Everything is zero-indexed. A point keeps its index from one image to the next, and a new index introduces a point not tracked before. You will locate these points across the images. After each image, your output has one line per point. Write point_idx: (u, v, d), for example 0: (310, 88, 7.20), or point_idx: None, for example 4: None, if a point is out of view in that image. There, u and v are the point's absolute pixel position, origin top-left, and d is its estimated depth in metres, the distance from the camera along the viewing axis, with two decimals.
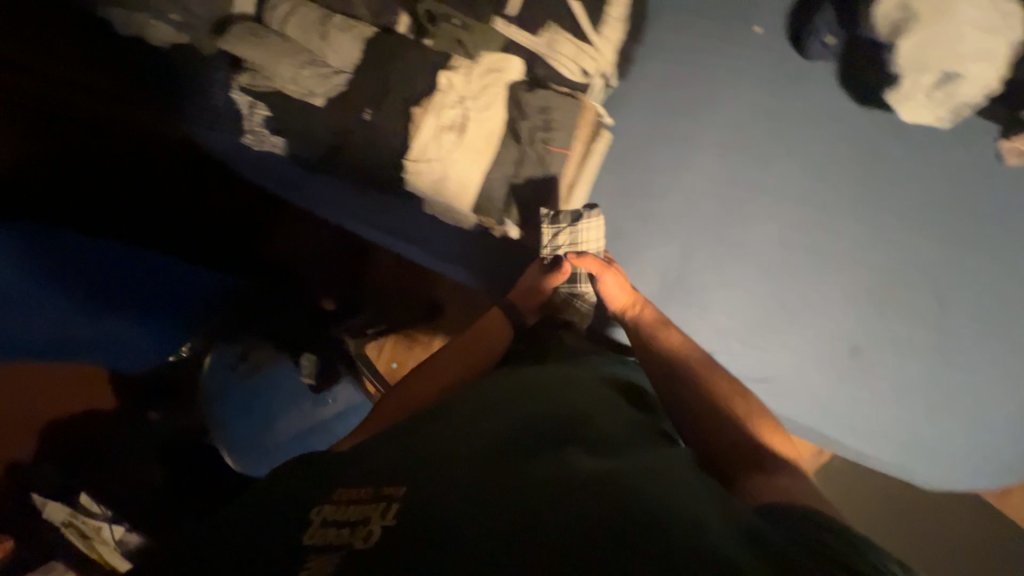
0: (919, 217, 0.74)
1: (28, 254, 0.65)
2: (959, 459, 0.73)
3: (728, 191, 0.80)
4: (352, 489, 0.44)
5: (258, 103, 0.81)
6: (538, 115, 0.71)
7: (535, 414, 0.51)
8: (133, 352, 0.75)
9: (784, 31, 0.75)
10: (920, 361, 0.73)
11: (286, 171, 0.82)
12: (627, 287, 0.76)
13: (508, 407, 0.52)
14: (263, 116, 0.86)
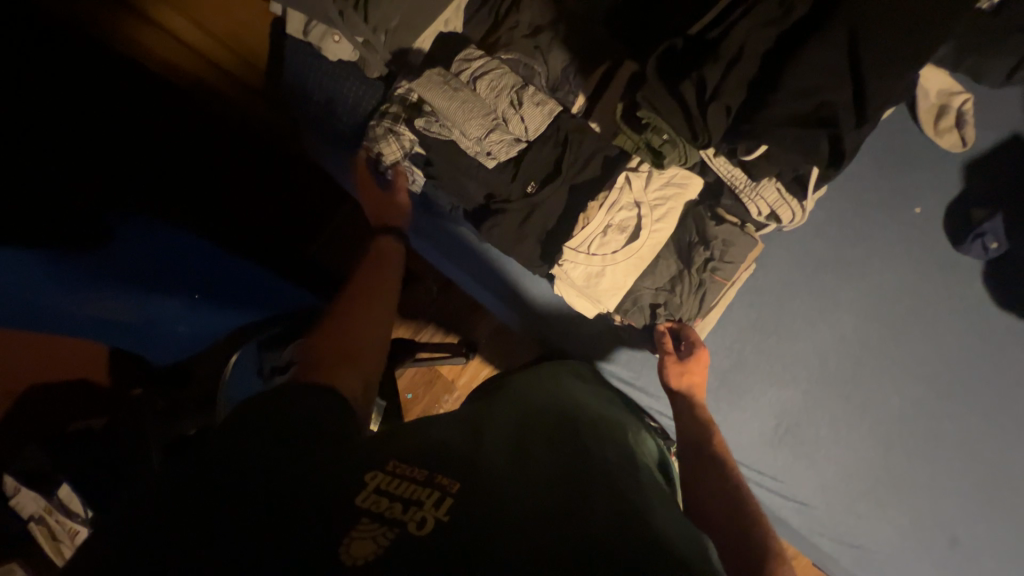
0: (1007, 405, 0.77)
1: (136, 244, 0.77)
2: None
3: (859, 352, 0.80)
4: (407, 465, 0.46)
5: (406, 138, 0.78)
6: (716, 244, 0.75)
7: (607, 470, 0.52)
8: (166, 339, 0.79)
9: (942, 221, 0.79)
10: (980, 544, 0.76)
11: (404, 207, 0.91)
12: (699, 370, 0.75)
13: (576, 451, 0.54)
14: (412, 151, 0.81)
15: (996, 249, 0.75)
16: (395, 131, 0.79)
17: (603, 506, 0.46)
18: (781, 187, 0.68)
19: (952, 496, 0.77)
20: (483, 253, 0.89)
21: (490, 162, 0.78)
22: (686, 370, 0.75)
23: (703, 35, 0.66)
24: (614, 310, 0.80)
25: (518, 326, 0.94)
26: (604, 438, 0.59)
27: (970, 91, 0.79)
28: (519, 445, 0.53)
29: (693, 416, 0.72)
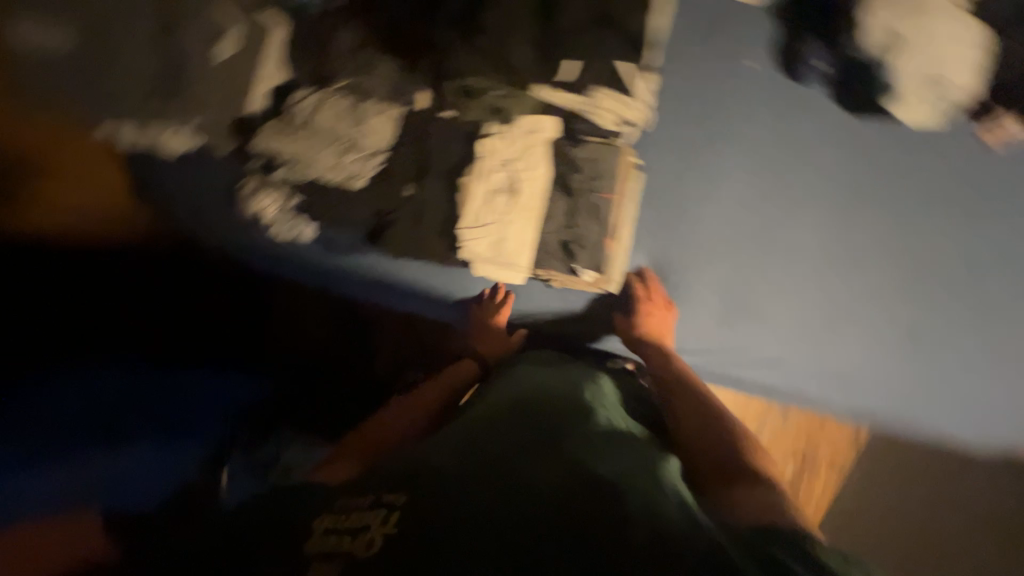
0: (904, 198, 0.82)
1: (81, 391, 0.73)
2: (965, 401, 0.84)
3: (762, 208, 0.84)
4: (354, 497, 0.50)
5: (275, 194, 0.82)
6: (589, 167, 0.78)
7: (557, 429, 0.57)
8: (143, 489, 0.72)
9: (778, 63, 0.84)
10: (933, 325, 0.83)
11: (305, 256, 0.87)
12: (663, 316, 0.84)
13: (529, 424, 0.59)
14: (284, 204, 0.83)
15: (828, 68, 0.81)
16: (261, 193, 0.82)
17: (570, 463, 0.51)
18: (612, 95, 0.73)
19: (892, 296, 0.83)
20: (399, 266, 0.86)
21: (358, 184, 0.80)
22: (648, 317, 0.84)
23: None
24: (531, 266, 0.81)
25: (468, 325, 0.89)
26: (563, 400, 0.64)
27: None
28: (475, 436, 0.58)
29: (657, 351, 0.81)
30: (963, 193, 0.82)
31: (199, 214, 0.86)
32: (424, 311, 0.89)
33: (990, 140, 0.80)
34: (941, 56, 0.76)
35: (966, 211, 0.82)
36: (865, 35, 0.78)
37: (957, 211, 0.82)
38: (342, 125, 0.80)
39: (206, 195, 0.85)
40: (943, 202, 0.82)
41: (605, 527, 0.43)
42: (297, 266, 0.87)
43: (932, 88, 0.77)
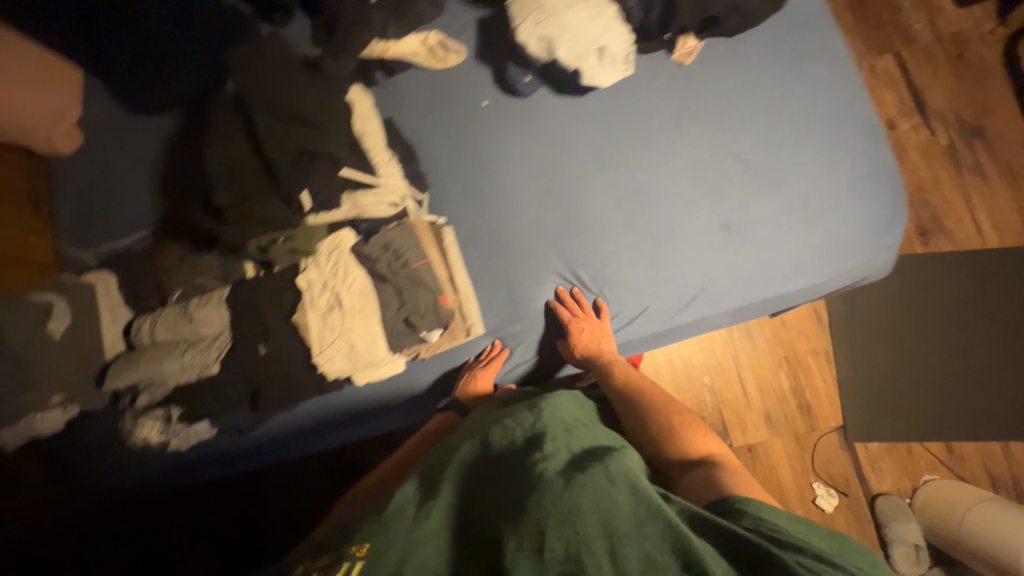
0: (648, 134, 0.94)
1: None
2: (825, 253, 0.85)
3: (554, 201, 0.96)
4: (322, 556, 0.55)
5: (150, 414, 0.88)
6: (386, 251, 0.84)
7: (528, 467, 0.63)
8: None
9: (501, 94, 1.00)
10: (745, 210, 0.88)
11: (220, 446, 0.93)
12: (597, 329, 0.90)
13: (507, 471, 0.65)
14: (163, 418, 0.88)
15: (532, 77, 0.96)
16: (139, 420, 0.88)
17: (539, 486, 0.59)
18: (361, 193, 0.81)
19: (693, 207, 0.90)
20: (303, 410, 0.92)
21: (212, 369, 0.87)
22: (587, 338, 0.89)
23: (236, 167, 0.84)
24: (393, 352, 0.88)
25: (391, 423, 0.95)
26: (529, 429, 0.71)
27: (424, 21, 1.02)
28: (455, 492, 0.63)
29: (603, 365, 0.88)
30: (691, 104, 0.93)
31: (110, 468, 0.91)
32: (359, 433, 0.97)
33: (685, 58, 0.93)
34: (592, 28, 0.82)
35: (702, 114, 0.92)
36: (526, 43, 0.84)
37: (696, 118, 0.92)
38: (180, 329, 0.88)
39: (107, 448, 0.90)
40: (681, 119, 0.93)
41: (564, 540, 0.52)
42: (221, 462, 0.95)
43: (604, 55, 0.84)
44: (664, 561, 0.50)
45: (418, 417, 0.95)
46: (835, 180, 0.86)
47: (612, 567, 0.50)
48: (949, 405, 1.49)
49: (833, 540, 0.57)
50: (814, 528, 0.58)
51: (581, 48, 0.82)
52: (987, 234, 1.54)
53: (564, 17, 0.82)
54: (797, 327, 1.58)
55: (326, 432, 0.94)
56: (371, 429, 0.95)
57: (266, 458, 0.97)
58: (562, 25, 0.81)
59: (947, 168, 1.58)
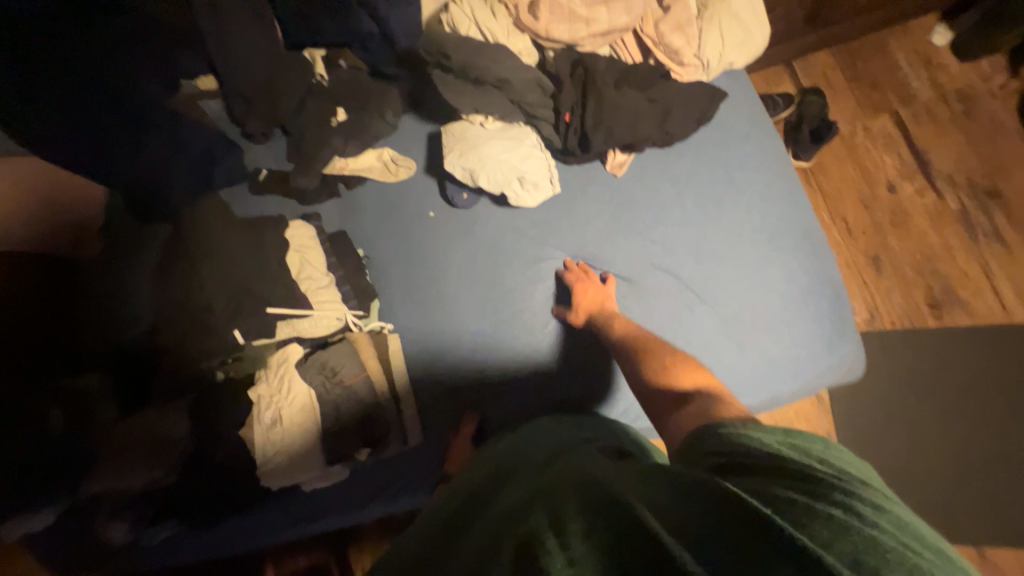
0: (581, 243, 0.94)
1: None
2: (760, 373, 0.81)
3: (491, 308, 0.99)
4: None
5: (116, 517, 0.95)
6: (323, 370, 0.93)
7: (491, 499, 0.56)
8: None
9: (446, 205, 1.06)
10: (676, 325, 0.85)
11: (187, 542, 1.00)
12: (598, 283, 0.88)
13: (473, 504, 0.58)
14: (128, 521, 0.95)
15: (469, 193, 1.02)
16: (107, 522, 0.95)
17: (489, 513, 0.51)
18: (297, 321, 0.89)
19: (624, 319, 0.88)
20: (258, 513, 0.98)
21: (172, 476, 0.94)
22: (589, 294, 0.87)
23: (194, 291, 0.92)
24: (332, 465, 0.93)
25: (340, 520, 1.01)
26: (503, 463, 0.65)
27: (379, 138, 1.11)
28: (426, 540, 0.56)
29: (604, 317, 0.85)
30: (623, 214, 0.92)
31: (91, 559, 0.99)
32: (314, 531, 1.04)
33: (617, 169, 0.93)
34: (510, 160, 0.84)
35: (633, 225, 0.91)
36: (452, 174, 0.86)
37: (627, 227, 0.92)
38: (139, 440, 0.93)
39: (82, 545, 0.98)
40: (614, 230, 0.92)
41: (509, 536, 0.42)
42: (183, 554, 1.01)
43: (525, 181, 0.85)
44: (613, 532, 0.40)
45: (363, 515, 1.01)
46: (768, 298, 0.82)
47: (557, 540, 0.40)
48: (978, 503, 1.32)
49: (788, 437, 0.52)
50: (787, 436, 0.52)
51: (503, 178, 0.84)
52: (1010, 306, 1.39)
53: (482, 151, 0.84)
54: (796, 407, 1.46)
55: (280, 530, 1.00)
56: (321, 526, 1.01)
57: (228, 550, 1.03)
58: (482, 159, 0.84)
59: (959, 233, 1.46)
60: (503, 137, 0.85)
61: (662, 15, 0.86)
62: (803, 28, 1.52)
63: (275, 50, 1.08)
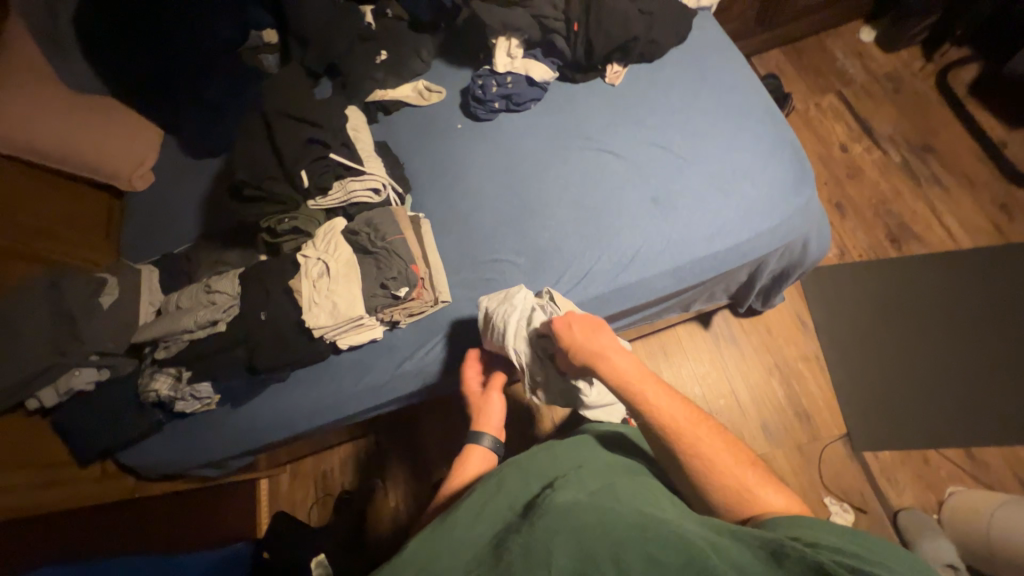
0: (588, 134, 1.13)
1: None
2: (744, 214, 0.98)
3: (513, 186, 1.13)
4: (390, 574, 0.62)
5: (165, 367, 1.04)
6: (367, 229, 1.04)
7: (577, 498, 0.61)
8: None
9: (470, 118, 1.24)
10: (673, 182, 1.02)
11: (231, 392, 1.08)
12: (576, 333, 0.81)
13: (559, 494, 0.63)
14: (175, 372, 1.04)
15: (496, 106, 1.18)
16: (156, 372, 1.04)
17: (547, 514, 0.59)
18: (349, 179, 1.03)
19: (628, 185, 1.05)
20: (307, 368, 1.09)
21: (220, 326, 1.04)
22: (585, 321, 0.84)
23: (248, 160, 1.04)
24: (370, 315, 1.02)
25: (376, 384, 1.07)
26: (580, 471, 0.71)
27: (415, 73, 1.32)
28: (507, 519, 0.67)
29: (611, 367, 0.77)
30: (620, 109, 1.13)
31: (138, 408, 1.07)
32: (357, 411, 1.13)
33: (615, 77, 1.15)
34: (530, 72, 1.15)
35: (629, 116, 1.11)
36: (499, 69, 1.16)
37: (625, 119, 1.12)
38: (203, 287, 1.06)
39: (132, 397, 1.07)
40: (614, 122, 1.12)
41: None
42: (230, 419, 1.10)
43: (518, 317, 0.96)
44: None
45: (398, 380, 1.08)
46: (743, 157, 1.01)
47: None
48: (961, 406, 1.42)
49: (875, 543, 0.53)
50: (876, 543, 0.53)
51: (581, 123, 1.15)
52: (958, 235, 1.60)
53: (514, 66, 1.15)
54: (783, 335, 1.58)
55: (326, 394, 1.08)
56: (361, 392, 1.08)
57: (269, 410, 1.10)
58: (560, 94, 1.18)
59: (906, 182, 1.69)
60: (514, 63, 1.15)
61: None
62: (755, 26, 1.85)
63: (332, 4, 1.32)
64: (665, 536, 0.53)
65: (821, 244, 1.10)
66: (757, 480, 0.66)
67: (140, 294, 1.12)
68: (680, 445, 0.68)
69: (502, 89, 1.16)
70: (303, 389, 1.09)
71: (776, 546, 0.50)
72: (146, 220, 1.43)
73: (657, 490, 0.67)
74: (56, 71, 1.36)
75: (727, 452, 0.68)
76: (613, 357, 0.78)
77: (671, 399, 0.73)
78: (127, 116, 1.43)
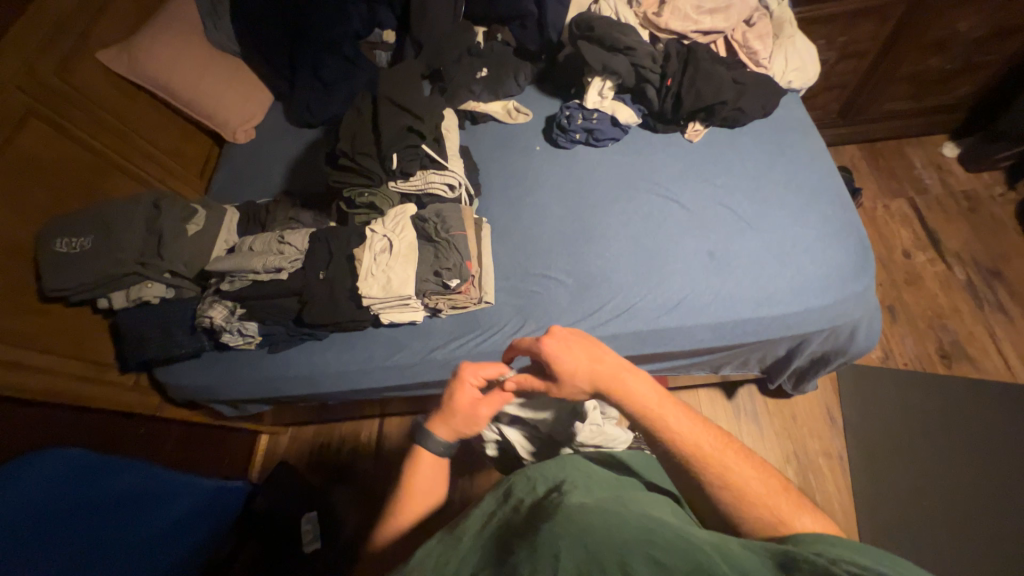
0: (657, 180, 1.18)
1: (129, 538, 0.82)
2: (796, 286, 0.99)
3: (575, 212, 1.19)
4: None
5: (223, 300, 1.12)
6: (435, 219, 1.12)
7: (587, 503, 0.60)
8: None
9: (550, 143, 1.32)
10: (732, 242, 1.05)
11: (274, 338, 1.15)
12: (582, 350, 0.73)
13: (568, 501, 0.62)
14: (230, 307, 1.12)
15: (577, 137, 1.26)
16: (213, 303, 1.12)
17: (559, 515, 0.56)
18: (432, 170, 1.12)
19: (686, 235, 1.08)
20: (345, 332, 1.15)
21: (282, 274, 1.12)
22: (587, 339, 0.75)
23: (348, 136, 1.15)
24: (418, 297, 1.08)
25: (404, 365, 1.12)
26: (590, 481, 0.69)
27: (509, 93, 1.42)
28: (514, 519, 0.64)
29: (627, 395, 0.70)
30: (692, 164, 1.18)
31: (191, 330, 1.16)
32: (378, 386, 1.17)
33: (695, 135, 1.21)
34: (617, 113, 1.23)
35: (700, 173, 1.16)
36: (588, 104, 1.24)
37: (697, 174, 1.17)
38: (279, 237, 1.16)
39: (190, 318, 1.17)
40: (683, 174, 1.17)
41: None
42: (267, 364, 1.17)
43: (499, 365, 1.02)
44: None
45: (427, 367, 1.11)
46: (806, 233, 1.03)
47: None
48: (992, 545, 1.31)
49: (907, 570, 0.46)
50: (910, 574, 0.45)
51: (652, 169, 1.20)
52: (1016, 367, 1.53)
53: (603, 105, 1.23)
54: (808, 425, 1.53)
55: (355, 363, 1.13)
56: (388, 371, 1.13)
57: (302, 363, 1.16)
58: (639, 140, 1.25)
59: (968, 301, 1.64)
60: (604, 103, 1.24)
61: (749, 29, 1.22)
62: (837, 120, 1.89)
63: (452, 20, 1.46)
64: (663, 539, 0.50)
65: (871, 332, 1.07)
66: (791, 507, 0.61)
67: (219, 231, 1.23)
68: (705, 472, 0.64)
69: (586, 123, 1.24)
70: (337, 352, 1.15)
71: (788, 563, 0.46)
72: (238, 171, 1.58)
73: (668, 506, 0.65)
74: (204, 27, 1.55)
75: (758, 479, 0.63)
76: (628, 384, 0.70)
77: (688, 422, 0.68)
78: (250, 80, 1.60)
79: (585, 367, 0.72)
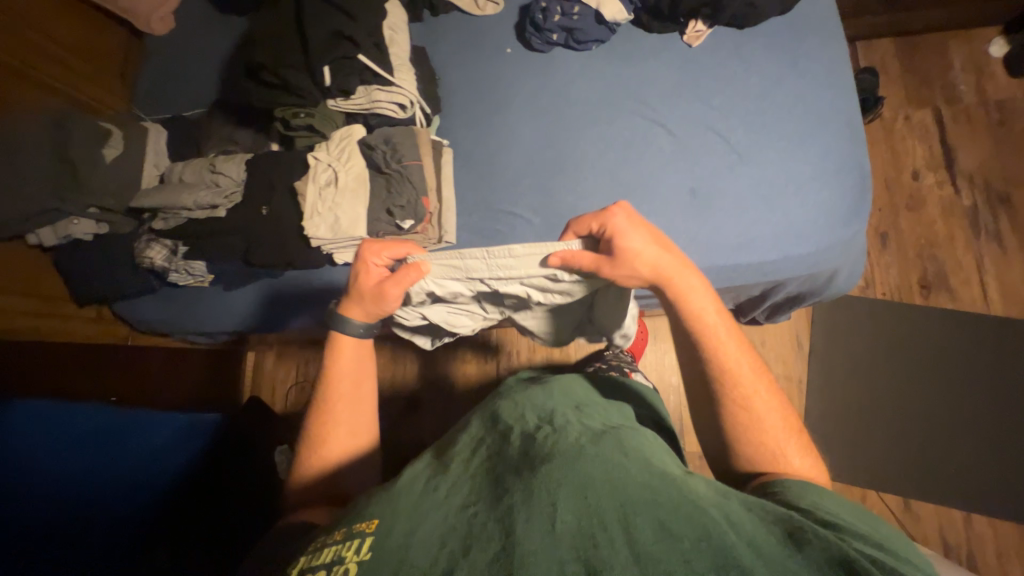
0: (646, 97, 1.01)
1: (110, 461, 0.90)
2: (779, 232, 0.91)
3: (549, 136, 1.04)
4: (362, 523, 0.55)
5: (161, 239, 1.03)
6: (384, 147, 0.97)
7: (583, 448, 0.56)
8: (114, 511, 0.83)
9: (524, 46, 1.11)
10: (719, 177, 0.94)
11: (225, 276, 1.09)
12: (654, 237, 0.73)
13: (560, 441, 0.58)
14: (170, 246, 1.04)
15: (554, 39, 1.05)
16: (150, 242, 1.04)
17: (553, 464, 0.53)
18: (376, 86, 0.93)
19: (670, 168, 0.96)
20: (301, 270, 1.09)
21: (219, 211, 1.01)
22: (651, 229, 0.75)
23: (272, 38, 0.94)
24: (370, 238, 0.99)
25: None
26: (579, 417, 0.67)
27: None
28: (499, 456, 0.60)
29: (684, 292, 0.71)
30: (688, 78, 1.01)
31: (134, 268, 1.08)
32: None
33: (693, 41, 1.01)
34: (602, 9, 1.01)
35: (695, 90, 0.99)
36: None
37: (692, 91, 0.99)
38: (210, 166, 1.02)
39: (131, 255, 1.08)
40: (676, 91, 1.00)
41: (615, 547, 0.44)
42: (223, 302, 1.14)
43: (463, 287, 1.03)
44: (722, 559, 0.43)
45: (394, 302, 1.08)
46: (803, 169, 0.92)
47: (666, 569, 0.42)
48: (918, 457, 1.45)
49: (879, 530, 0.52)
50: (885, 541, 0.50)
51: (641, 82, 1.03)
52: (992, 298, 1.52)
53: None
54: (775, 351, 1.57)
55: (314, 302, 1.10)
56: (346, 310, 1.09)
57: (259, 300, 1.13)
58: (628, 44, 1.05)
59: (965, 229, 1.56)
60: None
61: None
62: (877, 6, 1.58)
63: None
64: (668, 500, 0.48)
65: (851, 279, 1.03)
66: (798, 447, 0.65)
67: (144, 157, 1.09)
68: (733, 396, 0.68)
69: (565, 21, 1.02)
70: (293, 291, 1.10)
71: (794, 529, 0.47)
72: (162, 73, 1.35)
73: (654, 444, 0.63)
74: None
75: (782, 417, 0.67)
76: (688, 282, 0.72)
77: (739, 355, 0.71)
78: None
79: (649, 256, 0.72)
